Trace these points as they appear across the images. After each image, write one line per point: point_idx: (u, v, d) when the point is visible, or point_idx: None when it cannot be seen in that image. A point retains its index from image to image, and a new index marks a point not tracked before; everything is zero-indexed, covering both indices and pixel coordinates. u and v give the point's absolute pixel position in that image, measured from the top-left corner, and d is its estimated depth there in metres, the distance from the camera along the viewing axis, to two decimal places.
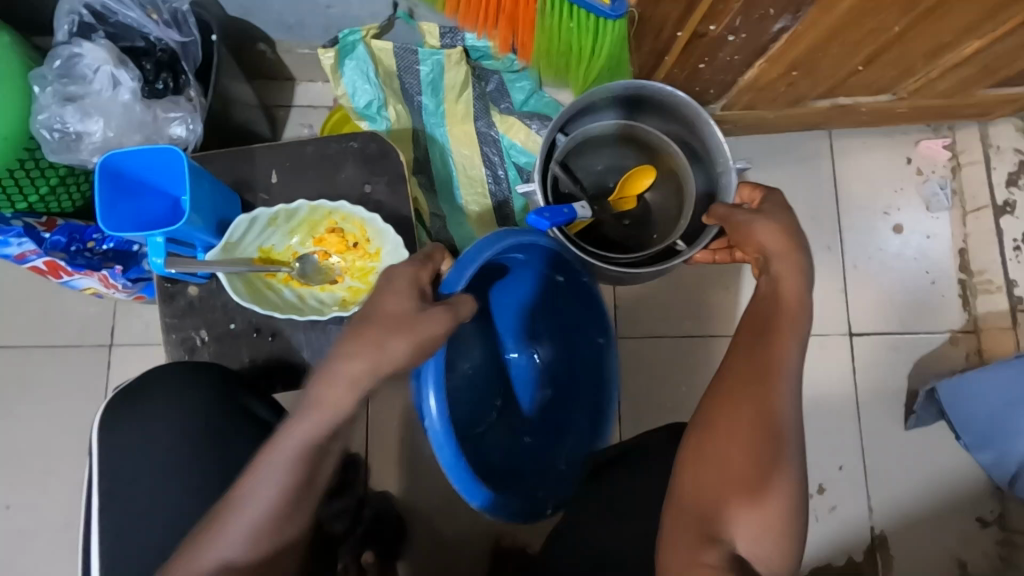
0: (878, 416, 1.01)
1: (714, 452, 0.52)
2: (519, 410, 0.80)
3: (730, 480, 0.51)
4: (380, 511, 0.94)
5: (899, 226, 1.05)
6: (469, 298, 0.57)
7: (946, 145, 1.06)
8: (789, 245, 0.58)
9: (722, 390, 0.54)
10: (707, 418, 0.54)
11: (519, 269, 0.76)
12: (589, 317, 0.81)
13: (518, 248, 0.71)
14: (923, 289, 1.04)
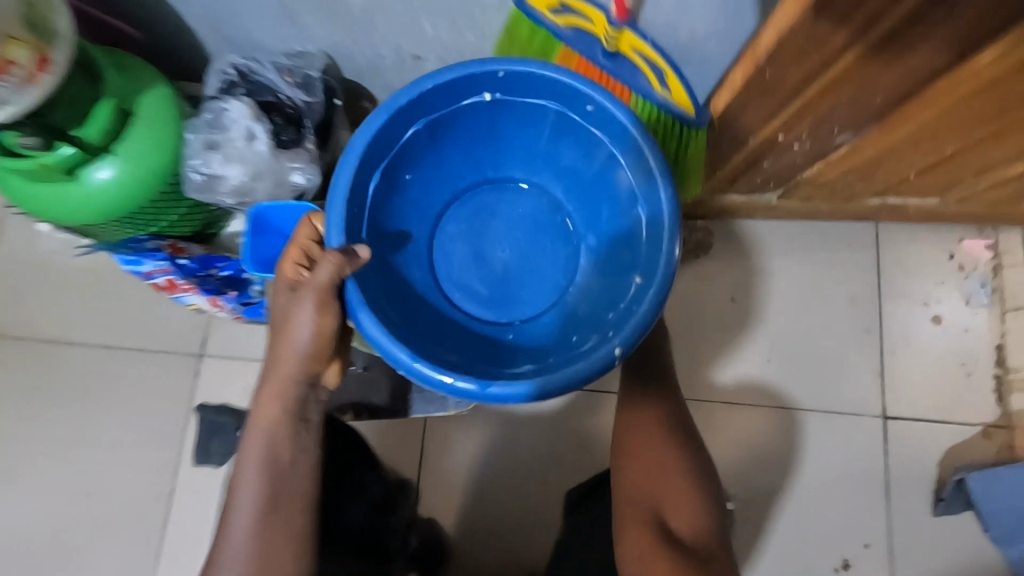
0: (907, 499, 1.04)
1: (642, 489, 0.72)
2: (581, 262, 0.83)
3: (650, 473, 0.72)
4: (426, 537, 0.99)
5: (938, 317, 1.10)
6: (327, 257, 0.63)
7: (989, 245, 1.11)
8: None
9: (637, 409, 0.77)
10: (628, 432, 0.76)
11: (435, 133, 0.77)
12: (563, 104, 0.75)
13: (391, 130, 0.72)
14: (958, 380, 1.08)
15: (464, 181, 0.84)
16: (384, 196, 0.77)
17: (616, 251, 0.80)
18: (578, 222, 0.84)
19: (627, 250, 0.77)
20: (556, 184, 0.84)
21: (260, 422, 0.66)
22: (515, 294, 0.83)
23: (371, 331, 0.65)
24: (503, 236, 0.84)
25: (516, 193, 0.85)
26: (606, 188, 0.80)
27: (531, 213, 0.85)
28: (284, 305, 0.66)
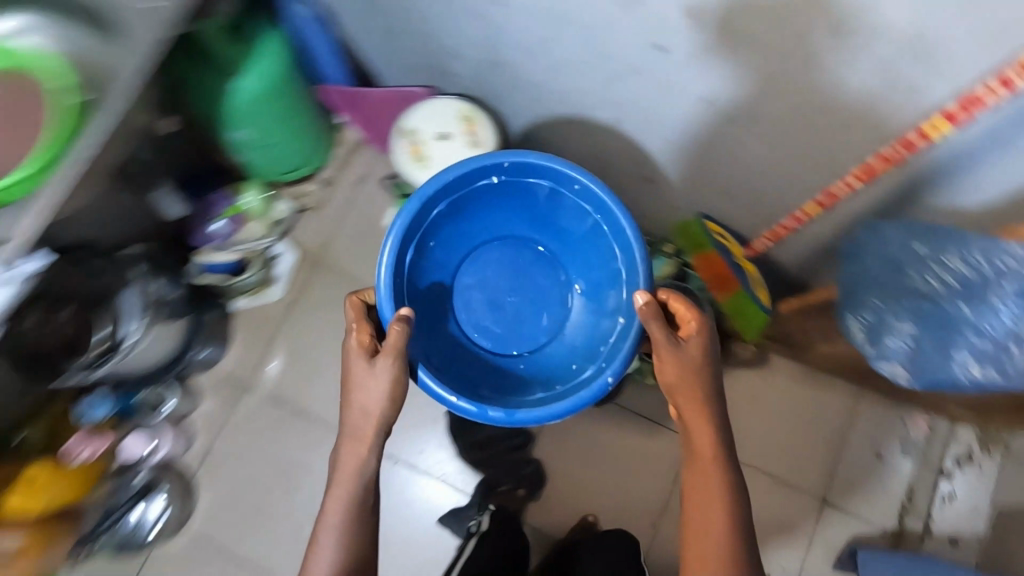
0: (820, 557, 1.63)
1: (698, 541, 0.96)
2: (583, 296, 1.29)
3: (705, 527, 0.97)
4: (535, 470, 1.65)
5: (880, 455, 1.68)
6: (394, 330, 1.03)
7: (929, 421, 1.69)
8: (692, 381, 1.01)
9: (695, 476, 1.00)
10: (696, 494, 1.00)
11: (451, 188, 1.17)
12: (518, 183, 1.22)
13: (427, 211, 1.17)
14: (879, 497, 1.66)
15: (477, 242, 1.31)
16: (422, 252, 1.22)
17: (567, 273, 1.31)
18: (580, 277, 1.30)
19: (603, 301, 1.25)
20: (552, 245, 1.32)
21: (349, 459, 1.07)
22: (544, 337, 1.29)
23: (429, 385, 1.09)
24: (501, 269, 1.32)
25: (534, 255, 1.32)
26: (598, 252, 1.25)
27: (532, 262, 1.32)
28: (365, 371, 1.05)
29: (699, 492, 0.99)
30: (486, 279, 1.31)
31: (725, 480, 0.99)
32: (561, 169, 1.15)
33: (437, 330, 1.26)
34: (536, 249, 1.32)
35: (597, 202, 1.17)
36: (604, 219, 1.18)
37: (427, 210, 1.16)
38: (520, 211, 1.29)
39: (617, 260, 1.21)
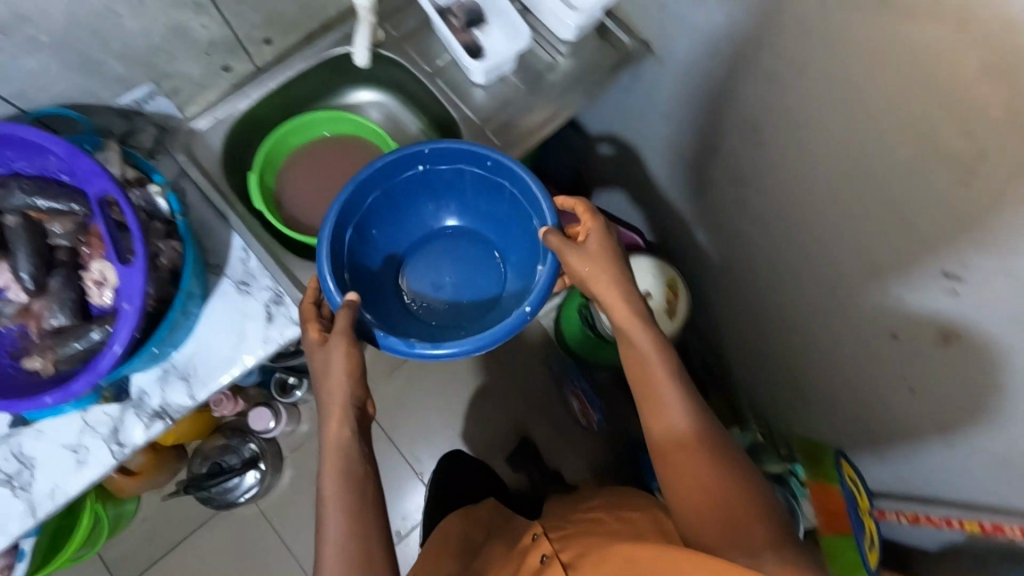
0: None
1: (686, 480, 0.70)
2: (463, 238, 1.01)
3: (692, 472, 0.70)
4: None
5: None
6: (345, 314, 0.78)
7: None
8: (598, 264, 0.79)
9: (649, 416, 0.76)
10: (660, 441, 0.74)
11: (377, 177, 0.89)
12: (422, 176, 0.93)
13: (361, 199, 0.89)
14: None
15: (416, 231, 1.01)
16: (365, 240, 0.94)
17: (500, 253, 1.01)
18: (461, 223, 1.01)
19: (519, 248, 0.95)
20: (452, 213, 1.01)
21: (331, 437, 0.79)
22: (435, 282, 1.00)
23: (388, 342, 0.81)
24: (457, 269, 1.00)
25: (449, 229, 1.02)
26: (471, 193, 0.97)
27: (429, 227, 1.01)
28: (321, 361, 0.79)
29: (680, 424, 0.73)
30: (411, 255, 1.01)
31: (678, 375, 0.76)
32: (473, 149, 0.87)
33: (394, 312, 0.94)
34: (442, 227, 1.01)
35: (505, 172, 0.89)
36: (522, 197, 0.89)
37: (355, 204, 0.88)
38: (444, 195, 0.98)
39: (468, 191, 0.96)
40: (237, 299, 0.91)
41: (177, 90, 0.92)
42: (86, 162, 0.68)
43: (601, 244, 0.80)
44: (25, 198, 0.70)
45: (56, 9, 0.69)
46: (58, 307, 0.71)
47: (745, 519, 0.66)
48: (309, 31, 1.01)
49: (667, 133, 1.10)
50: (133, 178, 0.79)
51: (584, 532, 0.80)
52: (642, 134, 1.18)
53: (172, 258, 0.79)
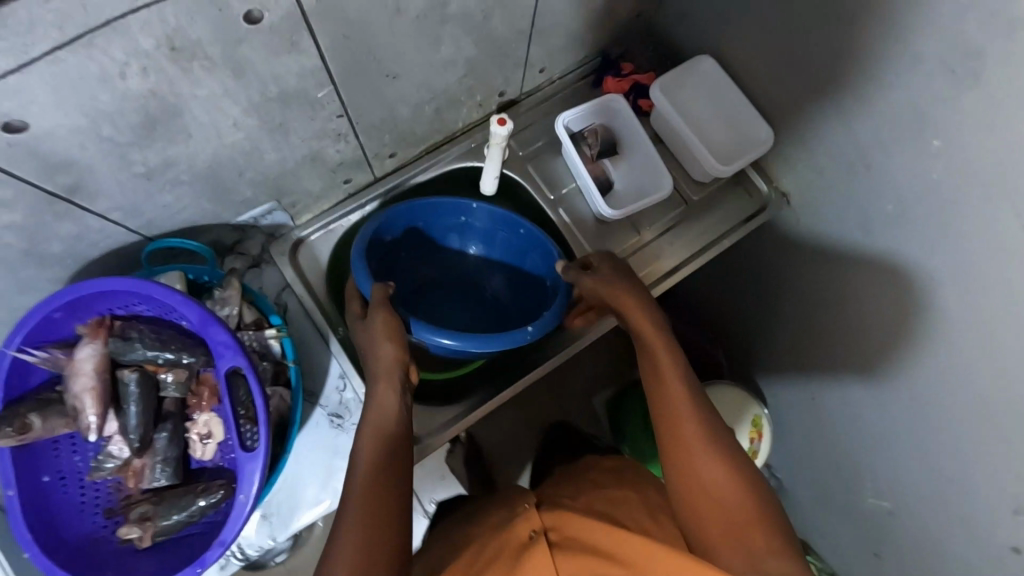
0: None
1: (710, 488, 0.66)
2: (479, 275, 1.00)
3: (721, 483, 0.66)
4: None
5: None
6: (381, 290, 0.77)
7: None
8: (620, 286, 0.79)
9: (667, 424, 0.71)
10: (678, 444, 0.69)
11: (411, 210, 0.89)
12: (452, 218, 0.94)
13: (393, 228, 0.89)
14: None
15: (430, 265, 0.99)
16: (391, 264, 0.94)
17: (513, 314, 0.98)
18: (475, 258, 0.99)
19: (528, 292, 0.97)
20: (472, 251, 0.99)
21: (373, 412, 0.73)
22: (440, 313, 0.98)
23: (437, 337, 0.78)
24: (467, 323, 0.98)
25: (464, 261, 1.00)
26: (496, 240, 0.96)
27: (451, 256, 0.99)
28: (363, 330, 0.77)
29: (690, 424, 0.70)
30: (422, 288, 0.99)
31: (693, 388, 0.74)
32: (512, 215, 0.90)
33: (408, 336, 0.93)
34: (460, 261, 1.00)
35: (536, 241, 0.90)
36: (535, 248, 0.92)
37: (387, 228, 0.89)
38: (472, 237, 0.97)
39: (497, 240, 0.96)
40: (329, 435, 0.84)
41: (295, 203, 0.86)
42: (217, 332, 0.61)
43: (627, 276, 0.81)
44: (144, 351, 0.64)
45: (204, 154, 0.63)
46: (162, 466, 0.66)
47: (753, 527, 0.63)
48: (433, 144, 0.95)
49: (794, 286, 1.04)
50: (250, 321, 0.73)
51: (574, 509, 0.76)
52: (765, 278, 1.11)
53: (278, 407, 0.73)
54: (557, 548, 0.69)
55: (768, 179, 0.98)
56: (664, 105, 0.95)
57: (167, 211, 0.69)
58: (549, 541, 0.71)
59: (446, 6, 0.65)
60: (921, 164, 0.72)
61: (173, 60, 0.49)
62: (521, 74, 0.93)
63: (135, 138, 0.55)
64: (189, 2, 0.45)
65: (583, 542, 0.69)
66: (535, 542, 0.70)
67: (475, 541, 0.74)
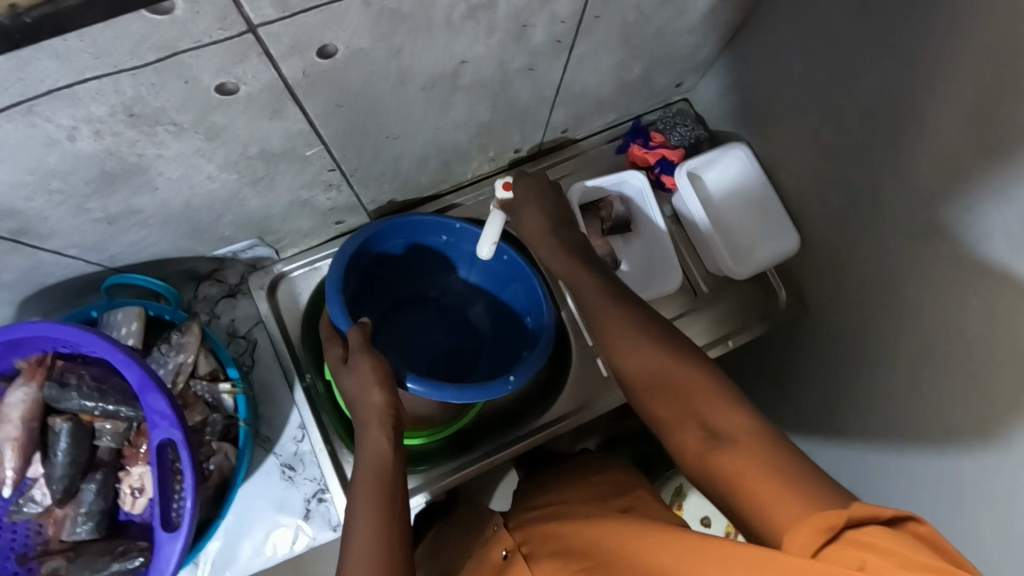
0: None
1: (686, 407, 0.55)
2: (462, 301, 0.90)
3: (675, 388, 0.57)
4: None
5: None
6: (355, 330, 0.70)
7: None
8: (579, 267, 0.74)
9: (630, 366, 0.62)
10: (649, 390, 0.59)
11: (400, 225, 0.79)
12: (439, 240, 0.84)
13: (387, 239, 0.80)
14: None
15: (417, 283, 0.89)
16: (369, 282, 0.84)
17: (501, 344, 0.89)
18: (465, 283, 0.89)
19: (511, 326, 0.88)
20: (462, 276, 0.89)
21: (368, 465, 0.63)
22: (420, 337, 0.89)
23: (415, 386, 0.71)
24: (441, 352, 0.89)
25: (451, 286, 0.90)
26: (483, 271, 0.87)
27: (440, 275, 0.89)
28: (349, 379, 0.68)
29: (632, 342, 0.63)
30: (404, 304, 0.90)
31: (653, 321, 0.64)
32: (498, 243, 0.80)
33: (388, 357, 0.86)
34: (447, 284, 0.90)
35: (523, 275, 0.82)
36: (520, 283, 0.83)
37: (375, 240, 0.79)
38: (460, 261, 0.87)
39: (483, 269, 0.86)
40: (278, 488, 0.80)
41: (281, 239, 0.81)
42: (154, 401, 0.56)
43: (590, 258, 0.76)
44: (80, 401, 0.60)
45: (174, 202, 0.59)
46: (84, 519, 0.62)
47: (719, 409, 0.53)
48: (437, 194, 0.90)
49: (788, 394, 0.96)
50: (205, 371, 0.70)
51: (545, 516, 0.69)
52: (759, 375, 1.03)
53: (221, 467, 0.69)
54: (534, 559, 0.61)
55: (787, 283, 0.92)
56: (687, 192, 0.89)
57: (134, 247, 0.65)
58: (524, 556, 0.63)
59: (458, 77, 0.60)
60: (955, 321, 0.65)
61: (132, 125, 0.45)
62: (541, 134, 0.87)
63: (92, 190, 0.51)
64: (150, 77, 0.40)
65: (564, 546, 0.59)
66: (510, 560, 0.63)
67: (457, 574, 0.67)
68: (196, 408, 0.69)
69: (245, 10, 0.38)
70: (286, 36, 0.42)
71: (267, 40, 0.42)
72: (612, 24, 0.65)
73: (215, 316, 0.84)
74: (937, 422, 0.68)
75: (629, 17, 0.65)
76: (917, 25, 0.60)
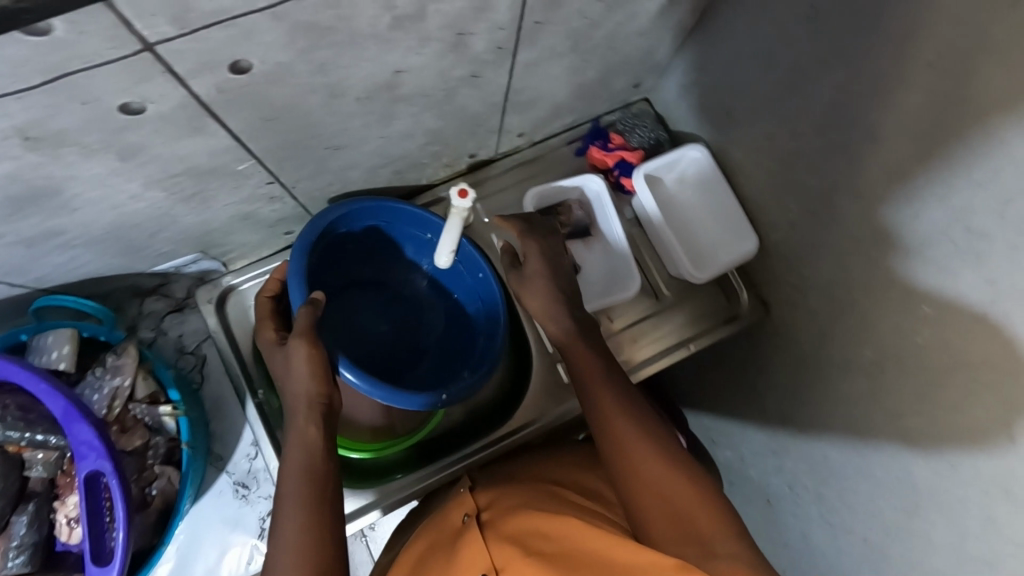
0: None
1: (675, 518, 0.56)
2: (427, 300, 0.88)
3: (667, 496, 0.57)
4: None
5: None
6: (305, 312, 0.67)
7: None
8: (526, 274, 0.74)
9: (626, 461, 0.61)
10: (638, 482, 0.59)
11: (385, 211, 0.77)
12: (418, 237, 0.82)
13: (371, 219, 0.77)
14: None
15: (389, 264, 0.86)
16: (338, 256, 0.81)
17: (450, 354, 0.87)
18: (423, 283, 0.87)
19: (461, 345, 0.86)
20: (421, 279, 0.87)
21: (295, 455, 0.64)
22: (377, 328, 0.86)
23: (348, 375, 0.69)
24: (388, 347, 0.86)
25: (411, 283, 0.87)
26: (450, 279, 0.85)
27: (402, 270, 0.87)
28: (283, 363, 0.68)
29: (625, 417, 0.64)
30: (377, 284, 0.87)
31: (653, 427, 0.64)
32: (474, 253, 0.79)
33: (344, 337, 0.83)
34: (408, 279, 0.87)
35: (492, 294, 0.81)
36: (485, 300, 0.82)
37: (354, 218, 0.76)
38: (424, 261, 0.86)
39: (452, 279, 0.85)
40: (231, 507, 0.78)
41: (229, 252, 0.79)
42: (80, 431, 0.54)
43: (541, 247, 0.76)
44: (3, 432, 0.57)
45: (98, 222, 0.56)
46: (16, 552, 0.59)
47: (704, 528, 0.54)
48: (429, 184, 0.90)
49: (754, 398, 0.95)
50: (144, 395, 0.67)
51: (512, 487, 0.70)
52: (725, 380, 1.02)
53: (164, 494, 0.67)
54: (490, 528, 0.63)
55: (750, 285, 0.91)
56: (643, 193, 0.87)
57: (63, 267, 0.62)
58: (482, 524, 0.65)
59: (396, 87, 0.57)
60: (907, 326, 0.65)
61: (31, 148, 0.42)
62: (497, 139, 0.85)
63: (1, 214, 0.48)
64: (42, 100, 0.38)
65: (518, 521, 0.62)
66: (468, 526, 0.65)
67: (418, 543, 0.69)
68: (135, 432, 0.67)
69: (138, 29, 0.36)
70: (193, 54, 0.40)
71: (170, 58, 0.39)
72: (557, 30, 0.63)
73: (162, 332, 0.83)
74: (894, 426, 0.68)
75: (574, 23, 0.63)
76: (859, 31, 0.59)
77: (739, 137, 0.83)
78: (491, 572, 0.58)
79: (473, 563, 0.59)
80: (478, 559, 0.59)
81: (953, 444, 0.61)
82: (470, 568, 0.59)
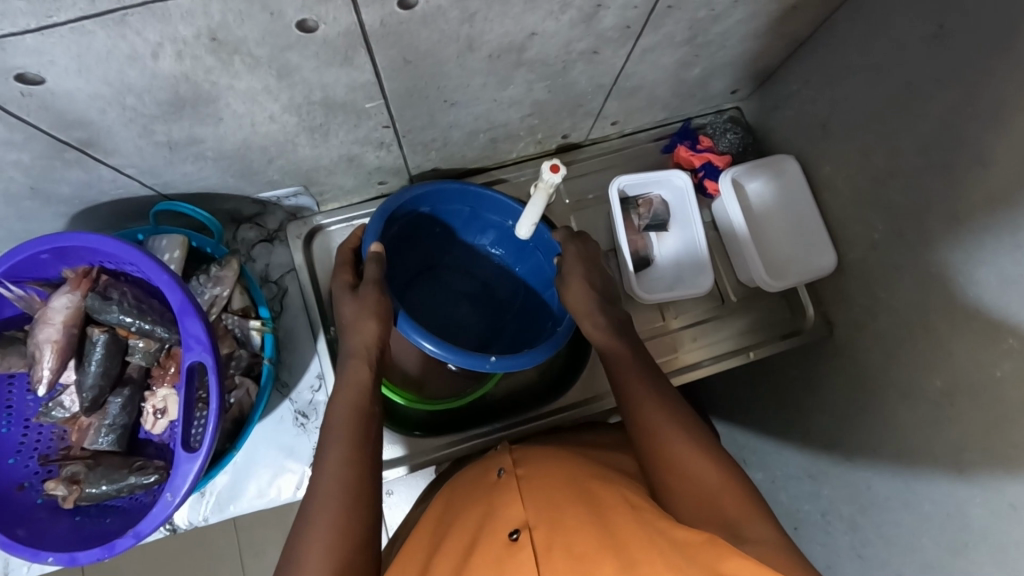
0: None
1: (717, 504, 0.55)
2: (501, 277, 0.91)
3: (708, 482, 0.57)
4: None
5: None
6: (375, 265, 0.70)
7: None
8: (581, 267, 0.76)
9: (668, 449, 0.60)
10: (679, 467, 0.59)
11: (470, 194, 0.81)
12: (499, 222, 0.85)
13: (452, 199, 0.81)
14: None
15: (464, 243, 0.90)
16: (417, 233, 0.85)
17: (519, 332, 0.90)
18: (498, 261, 0.91)
19: (530, 326, 0.89)
20: (495, 254, 0.90)
21: (346, 384, 0.65)
22: (451, 302, 0.90)
23: (425, 344, 0.69)
24: (461, 320, 0.90)
25: (487, 260, 0.91)
26: (525, 262, 0.88)
27: (478, 250, 0.90)
28: (346, 304, 0.70)
29: (654, 401, 0.65)
30: (451, 263, 0.91)
31: (695, 422, 0.64)
32: (552, 240, 0.81)
33: (413, 304, 0.88)
34: (484, 255, 0.91)
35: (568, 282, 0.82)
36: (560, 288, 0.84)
37: (434, 197, 0.80)
38: (502, 243, 0.89)
39: (528, 263, 0.88)
40: (289, 434, 0.81)
41: (324, 193, 0.83)
42: (192, 325, 0.58)
43: (593, 253, 0.79)
44: (119, 315, 0.62)
45: (233, 138, 0.60)
46: (107, 430, 0.64)
47: (744, 515, 0.53)
48: (485, 167, 0.92)
49: (793, 424, 0.95)
50: (238, 309, 0.72)
51: (548, 453, 0.67)
52: (768, 399, 1.02)
53: (240, 408, 0.71)
54: (522, 485, 0.61)
55: (817, 304, 0.91)
56: (729, 199, 0.89)
57: (186, 178, 0.66)
58: (512, 480, 0.62)
59: (525, 50, 0.60)
60: (987, 361, 0.64)
61: (212, 51, 0.46)
62: (592, 123, 0.87)
63: (162, 113, 0.52)
64: (239, 4, 0.42)
65: (557, 486, 0.59)
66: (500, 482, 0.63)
67: (443, 502, 0.68)
68: (224, 340, 0.71)
69: None
70: None
71: None
72: (682, 18, 0.65)
73: (251, 259, 0.86)
74: (960, 460, 0.67)
75: (699, 13, 0.65)
76: (990, 55, 0.60)
77: (831, 153, 0.83)
78: (523, 528, 0.54)
79: (505, 519, 0.56)
80: (511, 514, 0.56)
81: (1017, 481, 0.60)
82: (502, 526, 0.55)
